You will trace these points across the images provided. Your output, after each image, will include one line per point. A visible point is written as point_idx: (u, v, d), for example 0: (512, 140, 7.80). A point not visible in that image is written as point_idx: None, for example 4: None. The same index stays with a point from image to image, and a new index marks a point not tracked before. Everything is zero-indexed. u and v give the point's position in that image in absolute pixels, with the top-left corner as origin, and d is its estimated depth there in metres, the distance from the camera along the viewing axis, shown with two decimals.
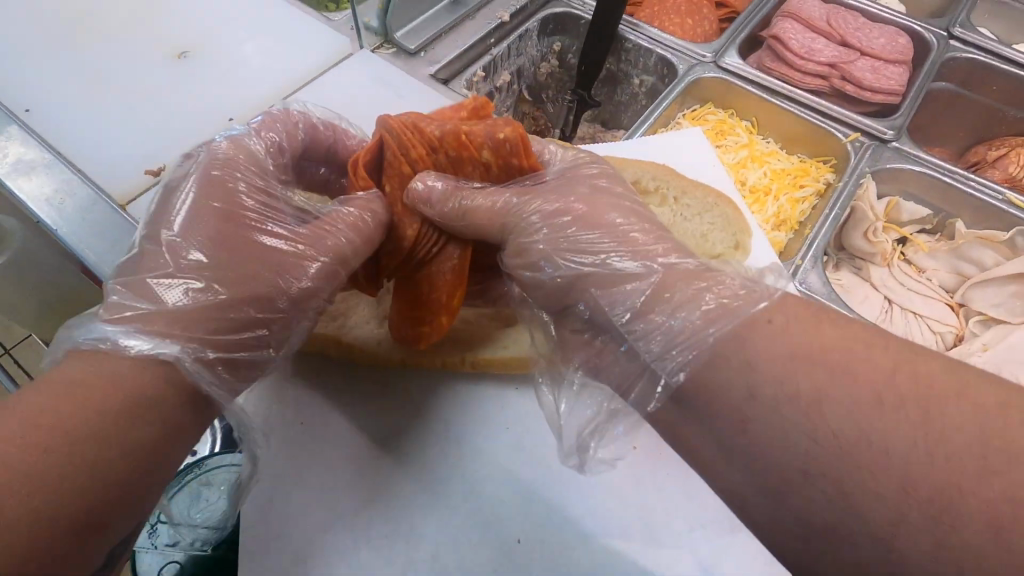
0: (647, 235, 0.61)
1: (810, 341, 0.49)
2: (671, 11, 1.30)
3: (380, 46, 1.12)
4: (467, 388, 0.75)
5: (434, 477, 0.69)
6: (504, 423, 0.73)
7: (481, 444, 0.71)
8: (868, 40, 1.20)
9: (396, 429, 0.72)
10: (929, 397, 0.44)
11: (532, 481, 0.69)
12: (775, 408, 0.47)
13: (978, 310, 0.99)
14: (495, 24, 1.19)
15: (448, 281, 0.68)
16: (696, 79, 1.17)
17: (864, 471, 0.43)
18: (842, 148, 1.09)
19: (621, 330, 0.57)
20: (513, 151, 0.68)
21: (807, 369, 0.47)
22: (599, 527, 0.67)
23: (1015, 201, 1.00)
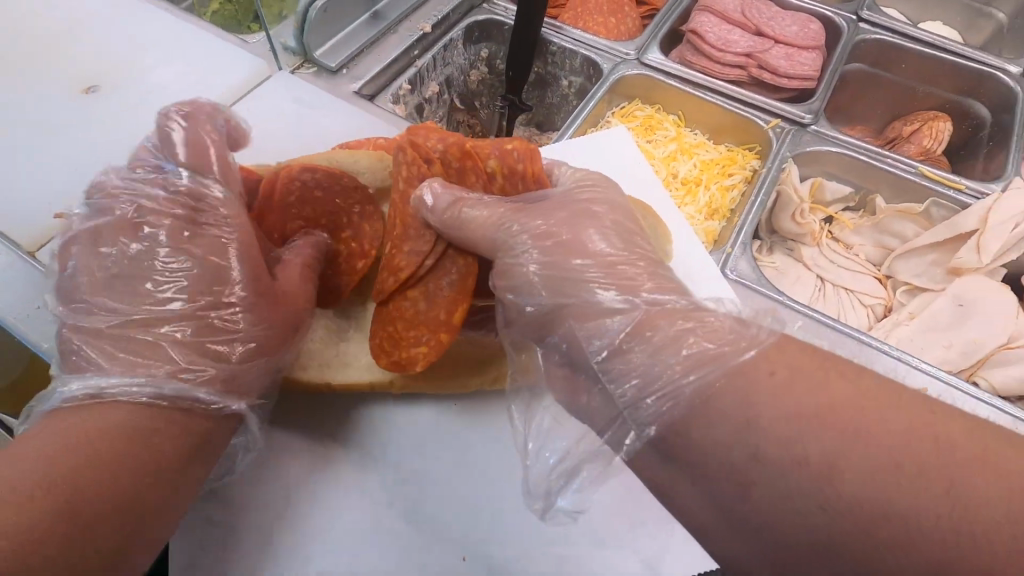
0: (623, 259, 0.62)
1: (810, 390, 0.50)
2: (593, 11, 1.32)
3: (300, 66, 1.10)
4: (427, 415, 0.74)
5: (388, 507, 0.68)
6: (463, 456, 0.72)
7: (444, 483, 0.70)
8: (780, 28, 1.24)
9: (359, 478, 0.70)
10: (948, 463, 0.45)
11: (484, 502, 0.69)
12: (782, 458, 0.48)
13: (904, 281, 1.04)
14: (418, 35, 1.18)
15: (448, 296, 0.67)
16: (620, 77, 1.19)
17: (889, 544, 0.44)
18: (764, 134, 1.13)
19: (598, 369, 0.57)
20: (520, 159, 0.73)
21: (814, 420, 0.48)
22: (550, 535, 0.67)
23: (928, 173, 1.05)
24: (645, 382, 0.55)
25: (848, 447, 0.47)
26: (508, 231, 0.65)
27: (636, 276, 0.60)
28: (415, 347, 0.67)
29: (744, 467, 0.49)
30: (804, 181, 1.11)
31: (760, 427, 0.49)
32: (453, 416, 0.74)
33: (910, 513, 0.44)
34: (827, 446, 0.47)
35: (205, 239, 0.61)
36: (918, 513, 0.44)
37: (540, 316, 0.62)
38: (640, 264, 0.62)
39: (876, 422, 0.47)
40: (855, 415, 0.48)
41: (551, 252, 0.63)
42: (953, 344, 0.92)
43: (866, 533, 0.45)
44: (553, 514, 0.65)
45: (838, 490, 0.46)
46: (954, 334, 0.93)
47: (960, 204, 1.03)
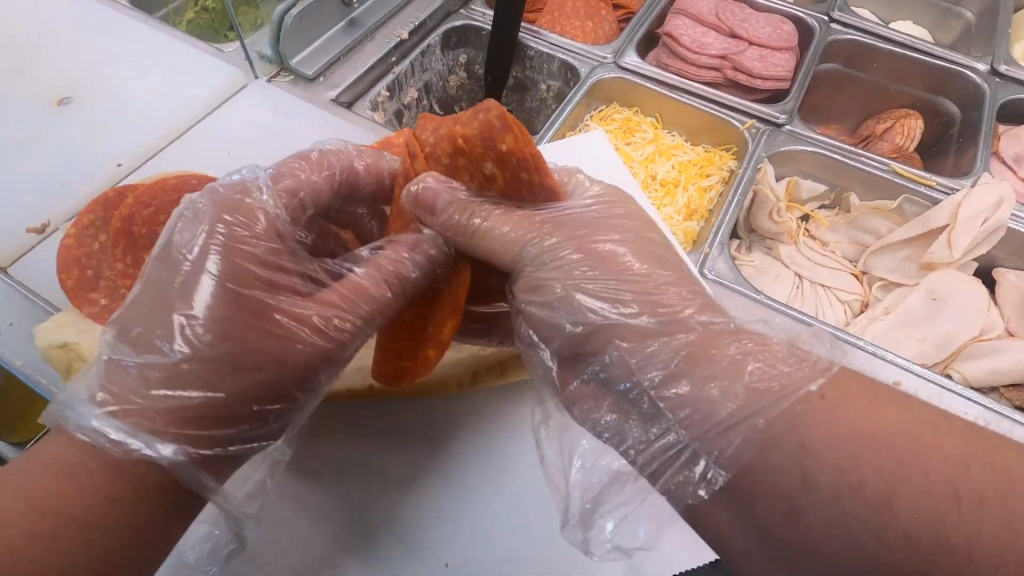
0: (668, 282, 0.63)
1: (866, 419, 0.53)
2: (570, 15, 1.33)
3: (276, 74, 1.09)
4: (460, 434, 0.77)
5: (381, 517, 0.71)
6: (503, 478, 0.74)
7: (486, 508, 0.72)
8: (754, 30, 1.25)
9: (392, 505, 0.72)
10: (1006, 494, 0.48)
11: (500, 518, 0.72)
12: (838, 483, 0.51)
13: (879, 276, 1.06)
14: (395, 42, 1.18)
15: (438, 312, 0.67)
16: (598, 80, 1.20)
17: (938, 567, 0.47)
18: (740, 135, 1.14)
19: (650, 392, 0.57)
20: (521, 164, 0.67)
21: (873, 450, 0.51)
22: (552, 540, 0.71)
23: (899, 170, 1.07)
24: (703, 434, 0.54)
25: (901, 474, 0.50)
26: (540, 252, 0.65)
27: (679, 302, 0.61)
28: (405, 362, 0.69)
29: (795, 493, 0.52)
30: (780, 180, 1.13)
31: (815, 452, 0.52)
32: (461, 432, 0.77)
33: (958, 539, 0.47)
34: (882, 474, 0.50)
35: (236, 263, 0.59)
36: (970, 540, 0.47)
37: (581, 334, 0.62)
38: (678, 286, 0.63)
39: (929, 454, 0.51)
40: (910, 444, 0.51)
41: (580, 265, 0.64)
42: (927, 337, 0.93)
43: (918, 560, 0.48)
44: (600, 549, 0.66)
45: (892, 518, 0.49)
46: (927, 328, 0.95)
47: (931, 200, 1.05)
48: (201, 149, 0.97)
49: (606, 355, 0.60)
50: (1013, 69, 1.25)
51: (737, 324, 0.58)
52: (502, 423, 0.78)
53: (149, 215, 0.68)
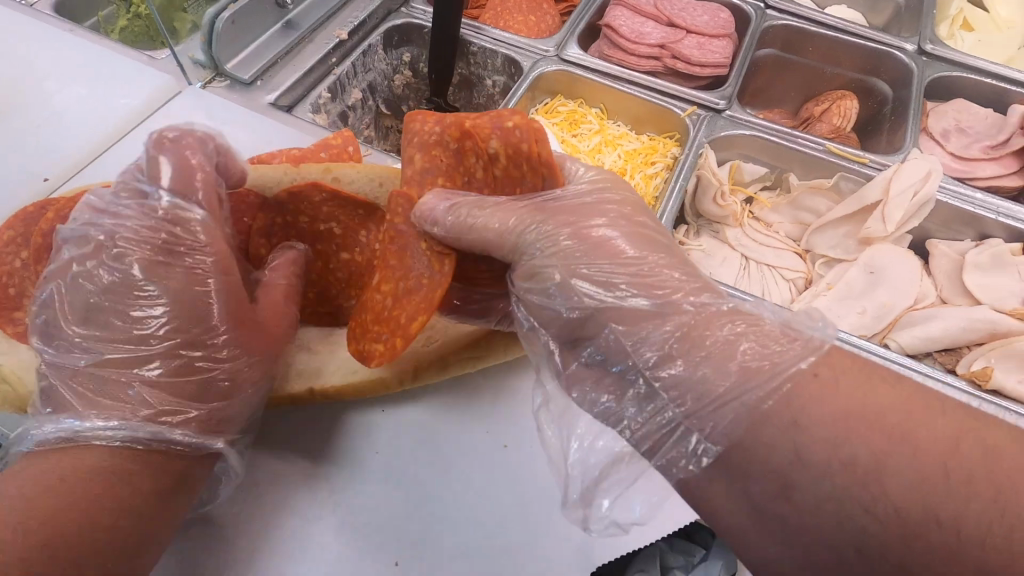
0: (660, 262, 0.62)
1: (856, 396, 0.52)
2: (513, 10, 1.33)
3: (212, 80, 1.07)
4: (442, 433, 0.76)
5: (344, 519, 0.71)
6: (491, 477, 0.74)
7: (470, 508, 0.72)
8: (691, 18, 1.27)
9: (375, 510, 0.71)
10: (998, 472, 0.47)
11: (485, 515, 0.72)
12: (828, 459, 0.50)
13: (821, 254, 1.09)
14: (335, 43, 1.17)
15: (428, 282, 0.63)
16: (540, 74, 1.20)
17: (925, 543, 0.46)
18: (681, 122, 1.16)
19: (645, 373, 0.57)
20: (524, 138, 0.65)
21: (864, 423, 0.50)
22: (533, 532, 0.71)
23: (834, 149, 1.11)
24: (696, 409, 0.54)
25: (884, 449, 0.49)
26: (522, 238, 0.64)
27: (670, 279, 0.60)
28: (378, 340, 0.64)
29: (788, 471, 0.51)
30: (723, 165, 1.15)
31: (805, 427, 0.51)
32: (427, 432, 0.76)
33: (948, 518, 0.46)
34: (870, 446, 0.49)
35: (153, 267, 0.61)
36: (959, 518, 0.46)
37: (577, 319, 0.62)
38: (672, 267, 0.62)
39: (920, 430, 0.49)
40: (896, 421, 0.50)
41: (571, 254, 0.62)
42: (865, 309, 0.97)
43: (910, 534, 0.47)
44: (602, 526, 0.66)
45: (884, 489, 0.48)
46: (866, 300, 0.98)
47: (864, 177, 1.09)
48: (131, 157, 0.95)
49: (604, 332, 0.60)
50: (938, 47, 1.30)
51: (715, 308, 0.59)
52: (486, 421, 0.78)
53: None
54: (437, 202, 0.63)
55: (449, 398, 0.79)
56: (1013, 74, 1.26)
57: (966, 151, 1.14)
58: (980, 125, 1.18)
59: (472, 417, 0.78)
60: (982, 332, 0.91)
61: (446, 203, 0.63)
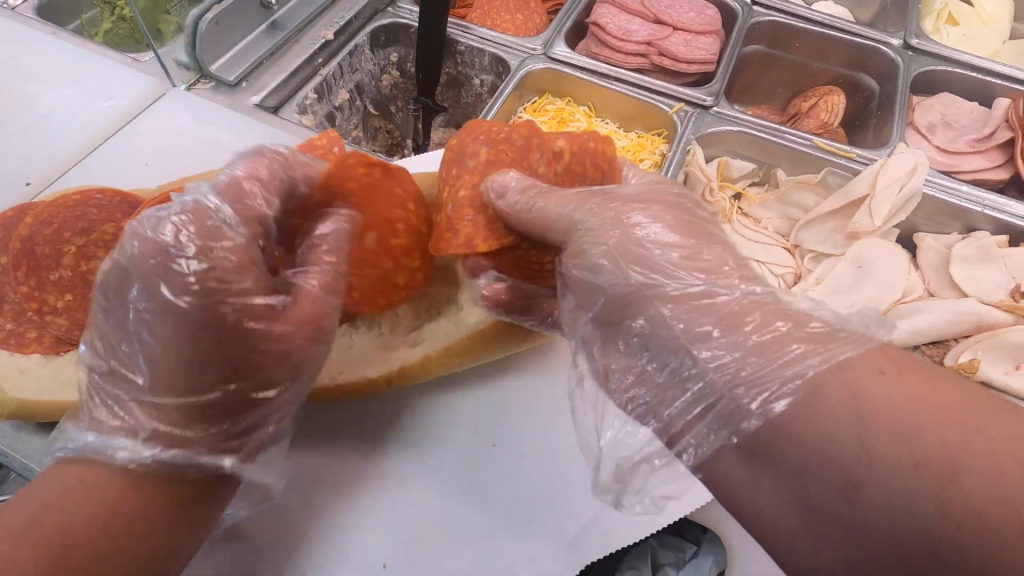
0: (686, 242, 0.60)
1: (926, 390, 0.48)
2: (500, 9, 1.33)
3: (196, 82, 1.06)
4: (462, 431, 0.76)
5: (352, 523, 0.70)
6: (509, 476, 0.73)
7: (487, 507, 0.71)
8: (678, 15, 1.27)
9: (393, 509, 0.71)
10: None
11: (500, 513, 0.71)
12: (896, 452, 0.46)
13: (810, 249, 1.09)
14: (320, 43, 1.16)
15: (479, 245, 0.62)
16: (527, 72, 1.20)
17: (989, 545, 0.43)
18: (668, 118, 1.16)
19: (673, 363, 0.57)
20: (590, 139, 0.70)
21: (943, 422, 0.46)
22: (551, 532, 0.70)
23: (822, 144, 1.11)
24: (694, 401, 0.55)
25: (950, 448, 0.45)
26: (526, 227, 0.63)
27: (725, 263, 0.58)
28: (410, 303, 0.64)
29: (851, 465, 0.47)
30: (711, 161, 1.15)
31: (873, 420, 0.47)
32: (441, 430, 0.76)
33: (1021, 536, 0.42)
34: (933, 442, 0.46)
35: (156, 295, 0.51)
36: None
37: (623, 296, 0.59)
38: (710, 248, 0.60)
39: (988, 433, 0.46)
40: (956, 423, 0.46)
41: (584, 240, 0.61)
42: (854, 303, 0.97)
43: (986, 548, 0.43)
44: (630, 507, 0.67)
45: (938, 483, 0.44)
46: (854, 295, 0.98)
47: (851, 171, 1.09)
48: (115, 161, 0.94)
49: (633, 323, 0.59)
50: (924, 42, 1.30)
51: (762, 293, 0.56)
52: (502, 420, 0.76)
53: (51, 230, 0.65)
54: (510, 177, 0.63)
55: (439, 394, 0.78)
56: (998, 67, 1.26)
57: (952, 144, 1.14)
58: (966, 118, 1.19)
59: (490, 419, 0.77)
60: (968, 325, 0.91)
61: (516, 179, 0.63)
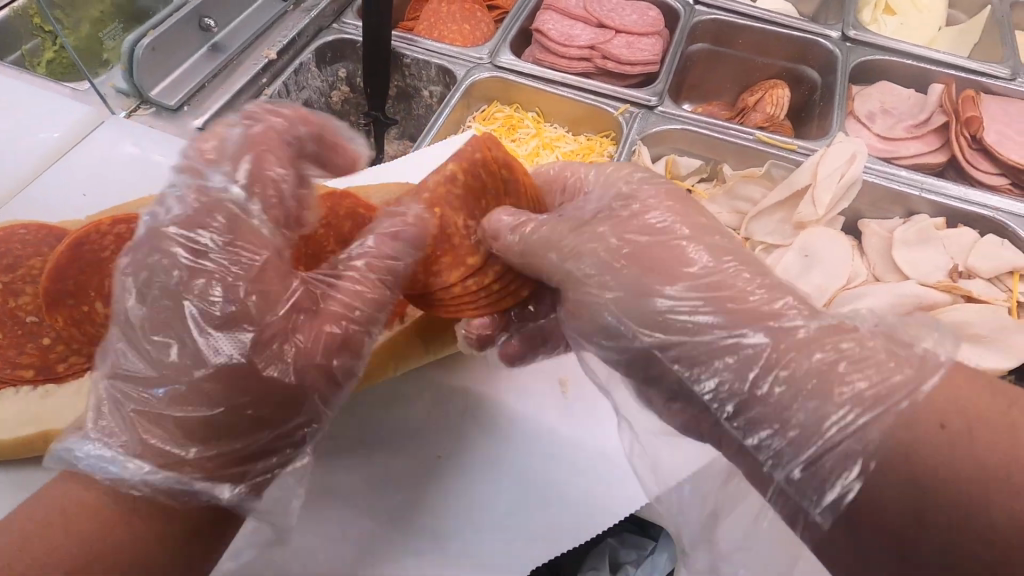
0: (619, 238, 0.60)
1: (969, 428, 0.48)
2: (446, 20, 1.34)
3: (136, 108, 1.05)
4: (476, 435, 0.77)
5: (380, 522, 0.71)
6: (524, 469, 0.75)
7: (502, 502, 0.73)
8: (620, 18, 1.29)
9: (412, 514, 0.72)
10: None
11: (516, 504, 0.73)
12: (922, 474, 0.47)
13: (760, 241, 1.09)
14: (263, 63, 1.16)
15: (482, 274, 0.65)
16: (474, 81, 1.21)
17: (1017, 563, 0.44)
18: (615, 120, 1.18)
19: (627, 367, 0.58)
20: (504, 163, 0.69)
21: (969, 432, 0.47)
22: (564, 523, 0.72)
23: (765, 139, 1.13)
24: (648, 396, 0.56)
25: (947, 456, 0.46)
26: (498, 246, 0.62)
27: (656, 258, 0.58)
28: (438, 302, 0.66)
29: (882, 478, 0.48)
30: (659, 160, 1.16)
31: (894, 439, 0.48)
32: (456, 429, 0.77)
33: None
34: (938, 456, 0.47)
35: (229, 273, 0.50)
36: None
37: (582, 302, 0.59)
38: (648, 240, 0.59)
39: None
40: (948, 438, 0.47)
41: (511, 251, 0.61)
42: (803, 291, 0.99)
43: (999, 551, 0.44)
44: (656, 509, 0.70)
45: (940, 489, 0.46)
46: (802, 284, 1.00)
47: (793, 163, 1.12)
48: (52, 193, 0.93)
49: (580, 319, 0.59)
50: (861, 33, 1.33)
51: (688, 272, 0.56)
52: (514, 423, 0.78)
53: None
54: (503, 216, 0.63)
55: (446, 399, 0.79)
56: (933, 54, 1.30)
57: (891, 131, 1.17)
58: (903, 106, 1.22)
59: (504, 421, 0.78)
60: (910, 306, 0.93)
61: (509, 218, 0.63)
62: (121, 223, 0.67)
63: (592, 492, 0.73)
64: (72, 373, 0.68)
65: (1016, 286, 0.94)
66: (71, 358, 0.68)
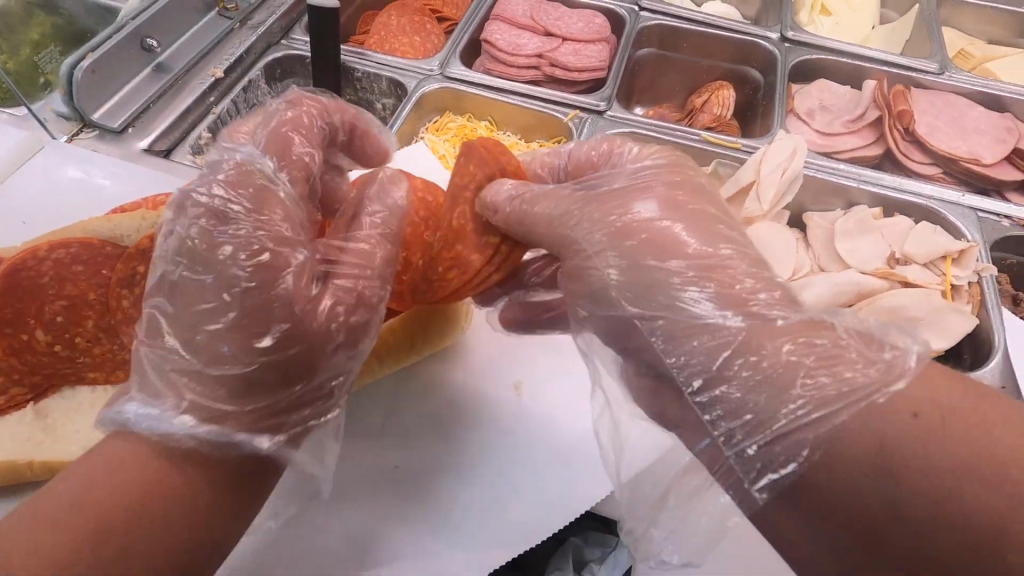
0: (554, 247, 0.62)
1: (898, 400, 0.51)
2: (395, 33, 1.35)
3: (79, 131, 1.03)
4: (443, 436, 0.78)
5: (345, 530, 0.71)
6: (486, 471, 0.76)
7: (469, 501, 0.74)
8: (567, 26, 1.32)
9: (380, 522, 0.72)
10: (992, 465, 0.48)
11: (483, 503, 0.73)
12: (852, 445, 0.50)
13: None
14: (209, 81, 1.15)
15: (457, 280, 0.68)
16: (424, 93, 1.22)
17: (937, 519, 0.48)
18: (566, 126, 1.20)
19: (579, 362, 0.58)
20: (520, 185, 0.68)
21: (882, 417, 0.50)
22: (530, 521, 0.72)
23: (710, 139, 1.17)
24: None
25: (863, 440, 0.50)
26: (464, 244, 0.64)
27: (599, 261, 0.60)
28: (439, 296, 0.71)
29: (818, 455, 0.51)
30: None
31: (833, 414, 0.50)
32: (420, 434, 0.78)
33: (967, 507, 0.47)
34: (847, 471, 0.50)
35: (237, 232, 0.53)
36: (970, 506, 0.47)
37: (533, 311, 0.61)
38: (580, 245, 0.61)
39: (933, 447, 0.49)
40: (884, 423, 0.50)
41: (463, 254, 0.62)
42: None
43: (920, 525, 0.48)
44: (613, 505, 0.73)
45: (886, 489, 0.49)
46: None
47: (738, 161, 1.16)
48: None
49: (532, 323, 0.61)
50: (798, 34, 1.39)
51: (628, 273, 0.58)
52: (477, 424, 0.79)
53: None
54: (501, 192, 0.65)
55: (415, 408, 0.80)
56: (867, 52, 1.35)
57: (829, 127, 1.22)
58: (840, 102, 1.27)
59: (470, 418, 0.79)
60: (851, 294, 0.97)
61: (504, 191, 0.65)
62: (59, 247, 0.65)
63: (559, 477, 0.75)
64: (14, 405, 0.67)
65: (949, 270, 0.98)
66: (11, 390, 0.67)
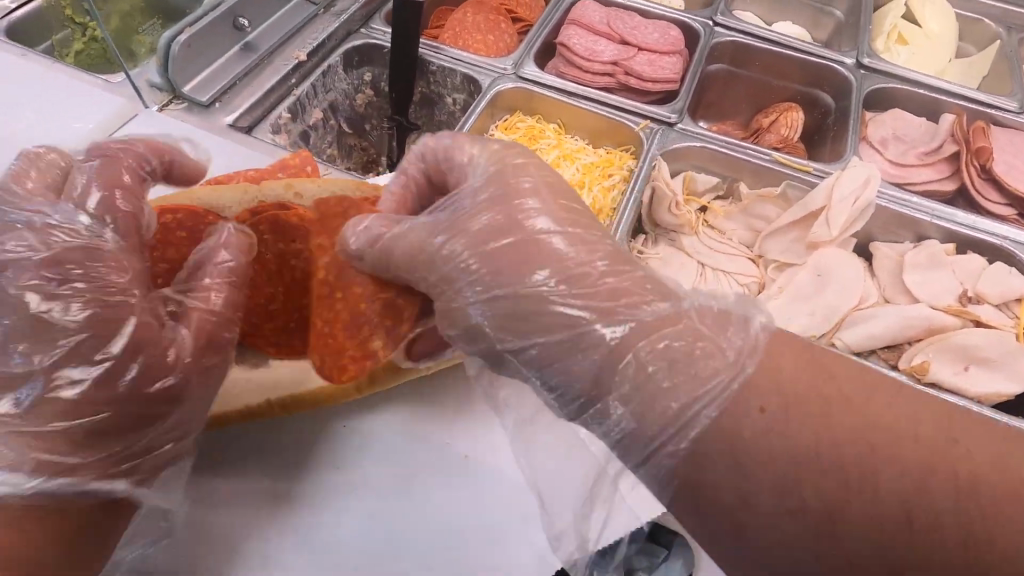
0: None
1: (813, 430, 0.49)
2: (471, 30, 1.36)
3: (169, 103, 1.07)
4: (415, 450, 0.78)
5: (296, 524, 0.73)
6: (437, 474, 0.77)
7: (417, 503, 0.75)
8: (643, 36, 1.32)
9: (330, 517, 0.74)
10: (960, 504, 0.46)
11: (429, 505, 0.75)
12: (778, 503, 0.49)
13: (773, 258, 1.12)
14: (293, 64, 1.18)
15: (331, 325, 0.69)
16: (498, 91, 1.23)
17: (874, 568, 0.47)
18: (636, 135, 1.20)
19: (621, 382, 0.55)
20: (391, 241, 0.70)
21: (810, 467, 0.48)
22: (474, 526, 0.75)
23: (781, 160, 1.16)
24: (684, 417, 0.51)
25: (782, 492, 0.49)
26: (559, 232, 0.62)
27: None
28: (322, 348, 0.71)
29: (740, 507, 0.50)
30: (676, 176, 1.19)
31: (751, 466, 0.50)
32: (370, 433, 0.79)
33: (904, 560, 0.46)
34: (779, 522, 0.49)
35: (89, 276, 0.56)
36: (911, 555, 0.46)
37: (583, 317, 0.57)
38: None
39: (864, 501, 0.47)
40: (811, 476, 0.48)
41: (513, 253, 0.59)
42: (815, 308, 1.01)
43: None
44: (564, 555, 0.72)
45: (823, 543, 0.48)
46: (815, 302, 1.02)
47: (809, 184, 1.14)
48: None
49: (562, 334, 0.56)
50: (874, 61, 1.37)
51: None
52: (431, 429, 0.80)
53: None
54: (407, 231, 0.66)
55: (380, 417, 0.81)
56: (945, 85, 1.33)
57: (902, 157, 1.21)
58: (915, 133, 1.26)
59: (418, 423, 0.81)
60: (918, 329, 0.96)
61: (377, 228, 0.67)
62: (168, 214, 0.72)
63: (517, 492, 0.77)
64: None
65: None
66: None
